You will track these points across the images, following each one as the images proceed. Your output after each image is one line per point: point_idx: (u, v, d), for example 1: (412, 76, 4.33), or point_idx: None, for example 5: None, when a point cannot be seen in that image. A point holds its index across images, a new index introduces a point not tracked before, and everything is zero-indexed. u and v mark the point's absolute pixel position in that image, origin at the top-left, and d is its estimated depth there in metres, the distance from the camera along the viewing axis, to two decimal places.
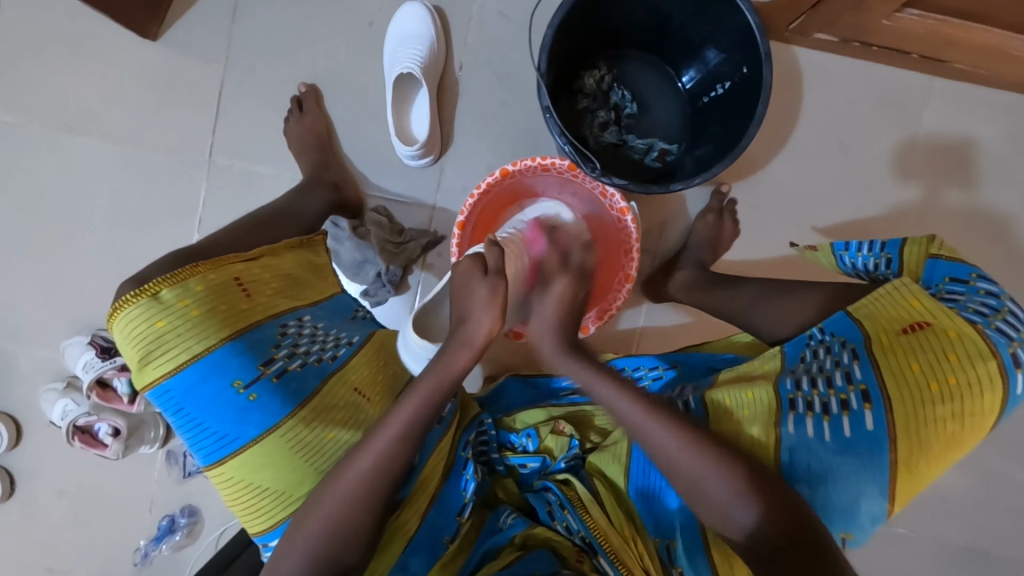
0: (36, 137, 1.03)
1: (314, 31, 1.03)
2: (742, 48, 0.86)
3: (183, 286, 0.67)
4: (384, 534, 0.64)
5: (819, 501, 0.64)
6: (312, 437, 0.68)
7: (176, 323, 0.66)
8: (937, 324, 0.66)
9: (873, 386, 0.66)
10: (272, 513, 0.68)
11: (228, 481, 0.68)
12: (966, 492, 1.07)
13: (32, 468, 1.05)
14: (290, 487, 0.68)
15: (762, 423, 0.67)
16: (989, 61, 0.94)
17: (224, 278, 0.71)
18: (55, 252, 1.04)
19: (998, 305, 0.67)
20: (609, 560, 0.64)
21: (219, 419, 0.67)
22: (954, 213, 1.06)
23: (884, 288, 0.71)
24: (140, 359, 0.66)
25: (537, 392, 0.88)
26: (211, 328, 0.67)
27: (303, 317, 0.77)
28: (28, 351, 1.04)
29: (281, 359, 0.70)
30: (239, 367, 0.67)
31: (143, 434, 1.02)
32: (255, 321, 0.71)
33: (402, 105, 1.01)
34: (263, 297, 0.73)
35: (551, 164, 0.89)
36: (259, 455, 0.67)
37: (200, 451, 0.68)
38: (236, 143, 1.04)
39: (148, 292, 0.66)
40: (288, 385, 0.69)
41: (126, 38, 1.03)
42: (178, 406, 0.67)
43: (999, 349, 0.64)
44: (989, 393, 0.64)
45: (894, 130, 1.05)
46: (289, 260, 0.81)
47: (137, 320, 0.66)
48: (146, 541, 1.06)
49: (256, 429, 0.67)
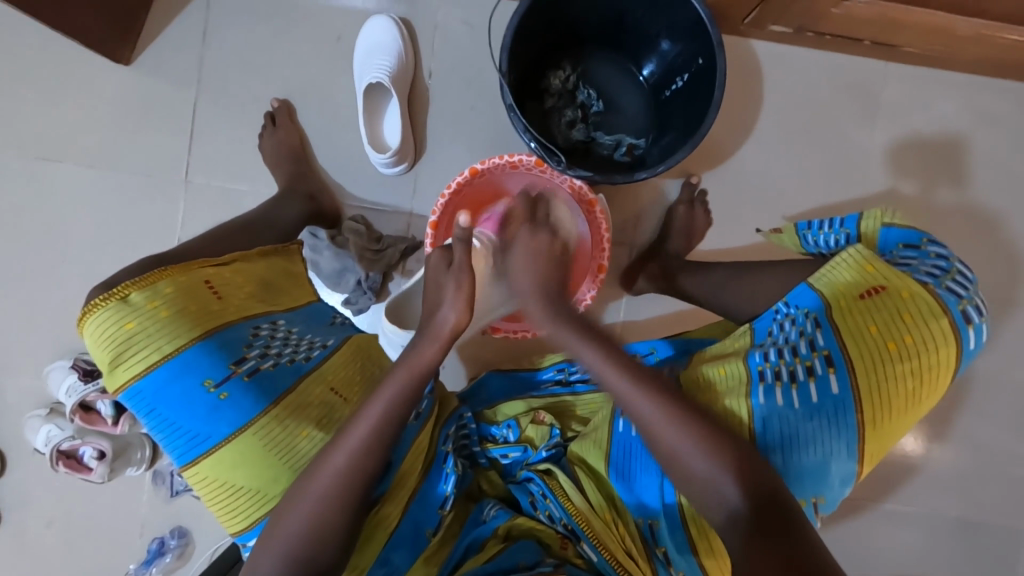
0: (12, 166, 1.04)
1: (285, 49, 1.05)
2: (696, 40, 0.90)
3: (152, 288, 0.69)
4: (366, 528, 0.64)
5: (789, 463, 0.65)
6: (285, 434, 0.68)
7: (145, 324, 0.67)
8: (892, 286, 0.69)
9: (836, 350, 0.67)
10: (248, 512, 0.68)
11: (203, 481, 0.68)
12: (952, 464, 1.08)
13: (17, 498, 1.04)
14: (264, 485, 0.68)
15: (734, 396, 0.68)
16: (937, 43, 0.98)
17: (195, 280, 0.73)
18: (35, 279, 1.04)
19: (948, 267, 0.71)
20: (592, 544, 0.66)
21: (190, 418, 0.67)
22: (920, 192, 1.09)
23: (840, 257, 0.74)
24: (110, 361, 0.67)
25: (516, 384, 0.90)
26: (180, 328, 0.68)
27: (278, 320, 0.78)
28: (10, 380, 1.04)
29: (253, 358, 0.71)
30: (210, 366, 0.68)
31: (130, 456, 1.01)
32: (226, 321, 0.72)
33: (374, 115, 1.03)
34: (234, 300, 0.75)
35: (519, 161, 0.90)
36: (232, 454, 0.67)
37: (175, 452, 0.68)
38: (212, 160, 1.06)
39: (117, 295, 0.68)
40: (260, 383, 0.70)
41: (99, 64, 1.04)
42: (150, 407, 0.68)
43: (949, 307, 0.67)
44: (945, 350, 0.66)
45: (853, 114, 1.09)
46: (260, 266, 0.84)
47: (107, 322, 0.67)
48: (137, 564, 1.04)
49: (229, 428, 0.67)
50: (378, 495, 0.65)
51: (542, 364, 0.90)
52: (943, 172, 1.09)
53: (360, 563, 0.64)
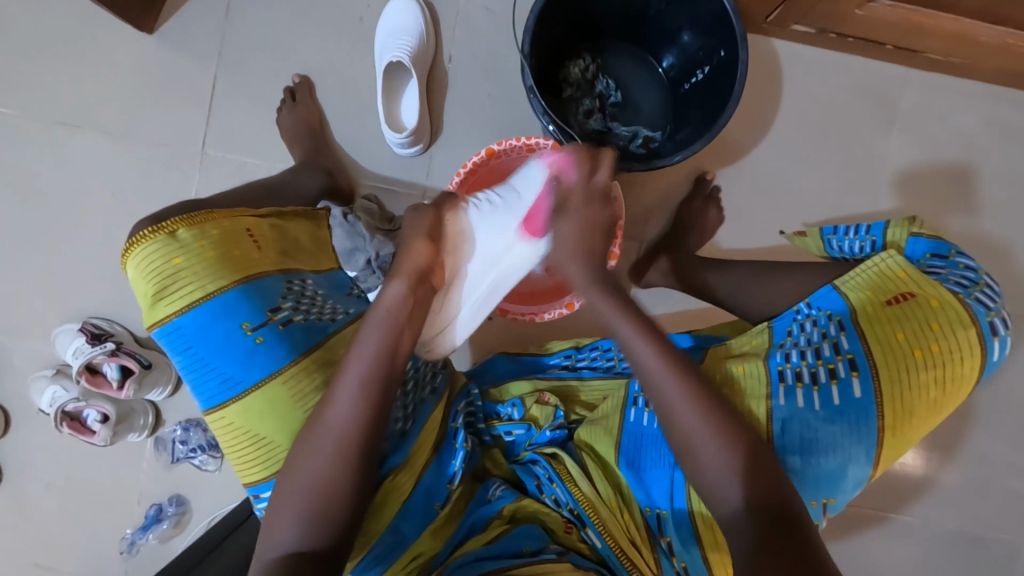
0: (32, 130, 1.04)
1: (308, 25, 1.06)
2: (718, 33, 0.90)
3: (199, 229, 0.72)
4: (379, 492, 0.64)
5: (808, 466, 0.64)
6: (311, 387, 0.69)
7: (191, 261, 0.70)
8: (921, 294, 0.68)
9: (861, 355, 0.67)
10: (267, 464, 0.68)
11: (227, 427, 0.69)
12: (954, 476, 1.08)
13: (20, 458, 1.05)
14: (286, 438, 0.68)
15: (754, 397, 0.67)
16: (960, 50, 0.97)
17: (236, 228, 0.75)
18: (48, 242, 1.05)
19: (976, 278, 0.71)
20: (597, 532, 0.65)
21: (223, 360, 0.68)
22: (936, 201, 1.08)
23: (869, 262, 0.73)
24: (153, 294, 0.70)
25: (523, 367, 0.90)
26: (223, 270, 0.71)
27: (308, 279, 0.78)
28: (19, 340, 1.04)
29: (288, 309, 0.72)
30: (248, 311, 0.70)
31: (133, 421, 1.02)
32: (264, 270, 0.74)
33: (392, 95, 1.03)
34: (271, 252, 0.76)
35: (536, 144, 0.89)
36: (260, 402, 0.68)
37: (203, 393, 0.69)
38: (229, 133, 1.06)
39: (166, 230, 0.71)
40: (293, 334, 0.71)
41: (122, 33, 1.05)
42: (187, 345, 0.69)
43: (978, 318, 0.67)
44: (969, 360, 0.66)
45: (871, 118, 1.08)
46: (295, 226, 0.83)
47: (155, 254, 0.70)
48: (134, 530, 1.05)
49: (260, 373, 0.68)
50: (390, 465, 0.65)
51: (549, 349, 0.90)
52: (958, 183, 1.09)
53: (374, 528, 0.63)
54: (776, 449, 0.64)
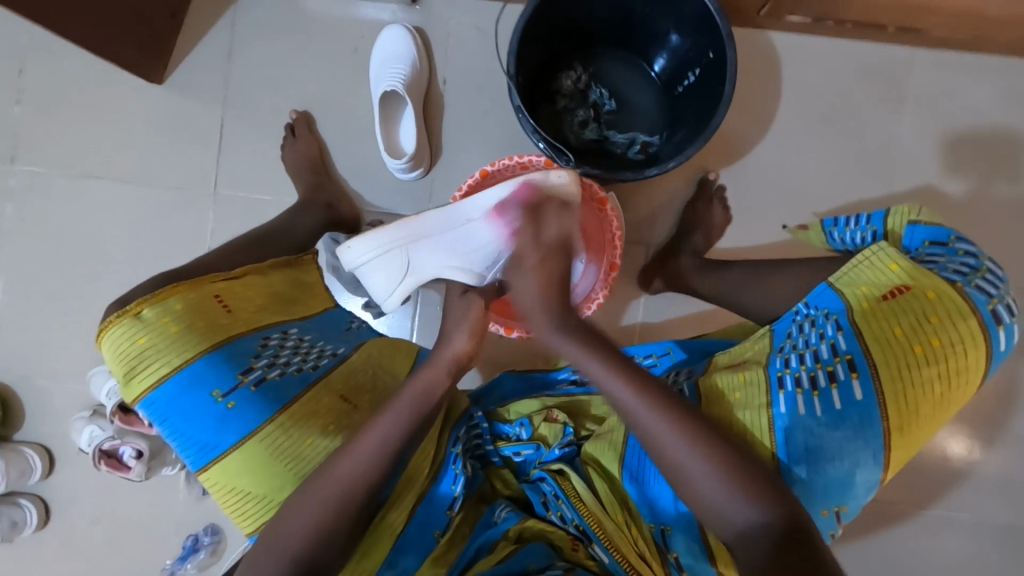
0: (57, 183, 1.10)
1: (306, 62, 1.09)
2: (705, 33, 0.89)
3: (163, 305, 0.72)
4: (370, 533, 0.65)
5: (815, 476, 0.62)
6: (291, 443, 0.69)
7: (155, 340, 0.70)
8: (917, 286, 0.66)
9: (859, 355, 0.64)
10: (256, 517, 0.70)
11: (215, 487, 0.71)
12: (999, 468, 1.03)
13: (65, 497, 1.10)
14: (270, 492, 0.69)
15: (753, 407, 0.65)
16: (966, 26, 0.94)
17: (203, 296, 0.75)
18: (78, 289, 1.10)
19: (977, 264, 0.68)
20: (603, 547, 0.65)
21: (199, 427, 0.69)
22: (957, 183, 1.04)
23: (861, 256, 0.71)
24: (125, 375, 0.70)
25: (532, 384, 0.90)
26: (188, 342, 0.70)
27: (290, 330, 0.79)
28: (56, 384, 1.10)
29: (260, 368, 0.72)
30: (217, 377, 0.70)
31: (166, 456, 1.06)
32: (235, 333, 0.73)
33: (390, 123, 1.05)
34: (243, 313, 0.76)
35: (529, 161, 0.89)
36: (240, 461, 0.69)
37: (188, 458, 0.71)
38: (239, 172, 1.10)
39: (130, 313, 0.71)
40: (265, 393, 0.71)
41: (134, 84, 1.10)
42: (164, 417, 0.70)
43: (978, 307, 0.64)
44: (973, 351, 0.63)
45: (878, 102, 1.05)
46: (274, 278, 0.85)
47: (121, 338, 0.70)
48: (172, 561, 1.09)
49: (235, 436, 0.69)
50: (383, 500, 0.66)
51: (559, 365, 0.91)
52: (978, 161, 1.04)
53: (364, 566, 0.64)
54: (777, 460, 0.62)
